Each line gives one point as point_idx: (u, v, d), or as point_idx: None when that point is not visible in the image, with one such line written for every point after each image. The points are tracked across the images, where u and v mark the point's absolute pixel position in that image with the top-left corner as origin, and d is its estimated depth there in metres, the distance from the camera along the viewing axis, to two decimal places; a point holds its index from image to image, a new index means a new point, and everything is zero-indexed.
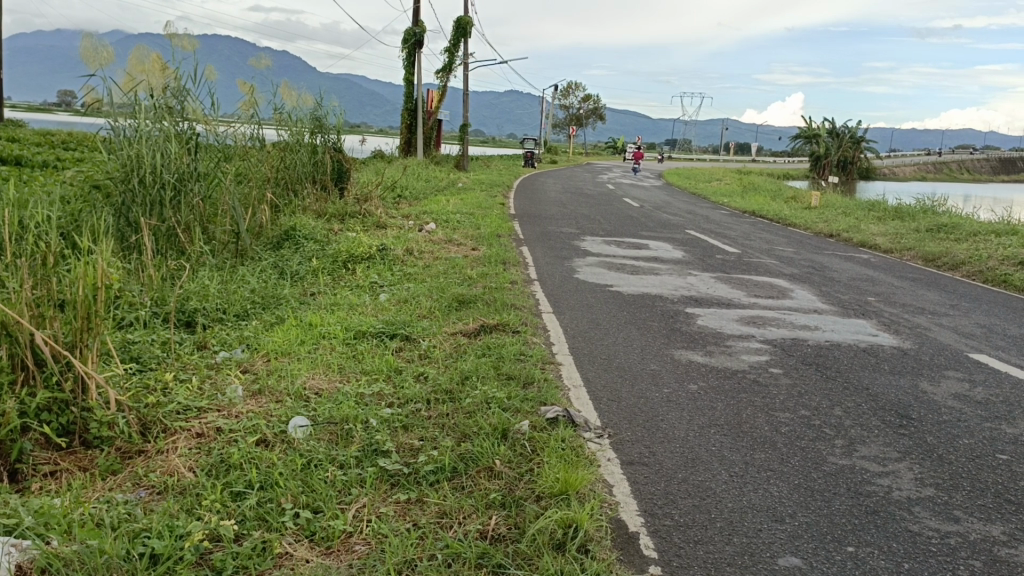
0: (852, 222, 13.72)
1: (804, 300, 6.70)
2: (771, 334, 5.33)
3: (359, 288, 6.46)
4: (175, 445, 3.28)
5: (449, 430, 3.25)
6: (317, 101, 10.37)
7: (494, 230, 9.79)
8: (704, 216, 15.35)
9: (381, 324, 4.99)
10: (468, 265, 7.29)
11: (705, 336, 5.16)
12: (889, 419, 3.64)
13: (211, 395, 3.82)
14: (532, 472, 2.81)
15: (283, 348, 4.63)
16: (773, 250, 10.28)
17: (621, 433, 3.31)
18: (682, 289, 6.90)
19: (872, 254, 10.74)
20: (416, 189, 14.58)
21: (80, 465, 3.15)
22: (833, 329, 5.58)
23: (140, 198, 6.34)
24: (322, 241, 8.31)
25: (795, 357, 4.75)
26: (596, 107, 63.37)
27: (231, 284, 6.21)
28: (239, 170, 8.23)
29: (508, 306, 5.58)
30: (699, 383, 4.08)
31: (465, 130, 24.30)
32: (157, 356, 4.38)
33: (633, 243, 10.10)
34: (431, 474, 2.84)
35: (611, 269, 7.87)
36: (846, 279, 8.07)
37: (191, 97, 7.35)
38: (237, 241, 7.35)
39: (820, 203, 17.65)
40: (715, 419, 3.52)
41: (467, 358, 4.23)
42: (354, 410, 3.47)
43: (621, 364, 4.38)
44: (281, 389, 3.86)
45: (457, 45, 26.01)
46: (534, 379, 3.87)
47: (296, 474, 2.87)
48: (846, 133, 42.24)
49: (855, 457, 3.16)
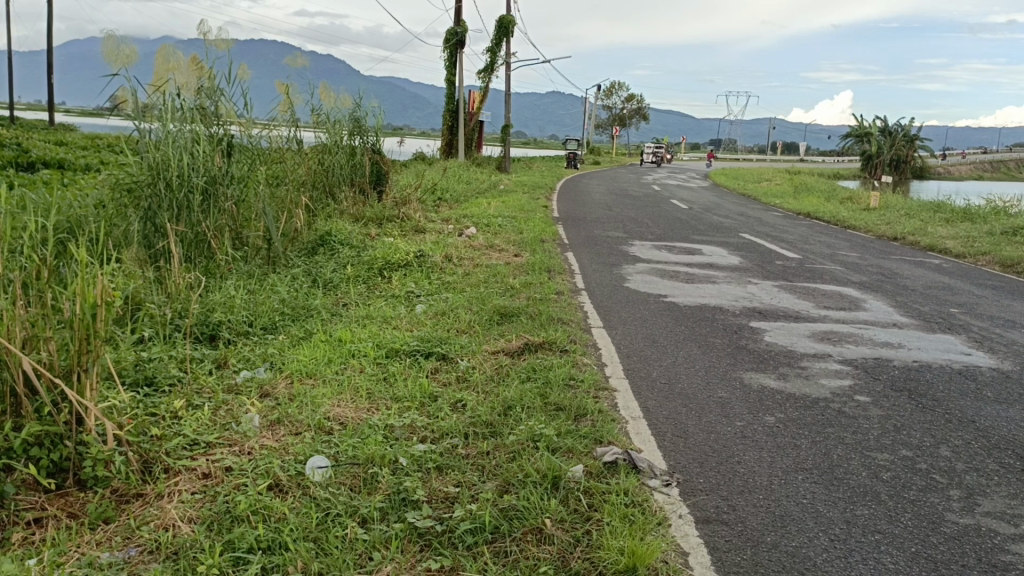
0: (917, 225, 12.99)
1: (880, 312, 6.12)
2: (849, 353, 4.77)
3: (395, 298, 6.05)
4: (177, 488, 2.83)
5: (489, 475, 2.79)
6: (356, 102, 10.02)
7: (537, 235, 9.32)
8: (757, 218, 14.72)
9: (415, 341, 4.53)
10: (511, 273, 6.83)
11: (776, 356, 4.61)
12: (1008, 463, 3.10)
13: (224, 426, 3.38)
14: (590, 536, 2.34)
15: (308, 368, 4.19)
16: (835, 255, 9.65)
17: (692, 479, 2.80)
18: (743, 299, 6.35)
19: (942, 260, 10.05)
20: (456, 192, 14.15)
21: (68, 511, 2.71)
22: (918, 347, 5.00)
23: (167, 202, 5.93)
24: (359, 247, 7.90)
25: (882, 381, 4.19)
26: (640, 108, 62.64)
27: (259, 294, 5.81)
28: (273, 172, 7.87)
29: (555, 320, 5.10)
30: (776, 414, 3.56)
31: (507, 129, 23.79)
32: (170, 377, 3.97)
33: (685, 248, 9.54)
34: (469, 535, 2.37)
35: (663, 277, 7.33)
36: (922, 288, 7.45)
37: (224, 96, 7.01)
38: (269, 248, 6.98)
39: (879, 205, 16.88)
40: (801, 462, 3.01)
41: (511, 383, 3.75)
42: (380, 448, 3.02)
43: (685, 390, 3.87)
44: (302, 420, 3.42)
45: (499, 45, 25.60)
46: (586, 411, 3.38)
47: (309, 532, 2.42)
48: (898, 132, 40.95)
49: (978, 516, 2.64)
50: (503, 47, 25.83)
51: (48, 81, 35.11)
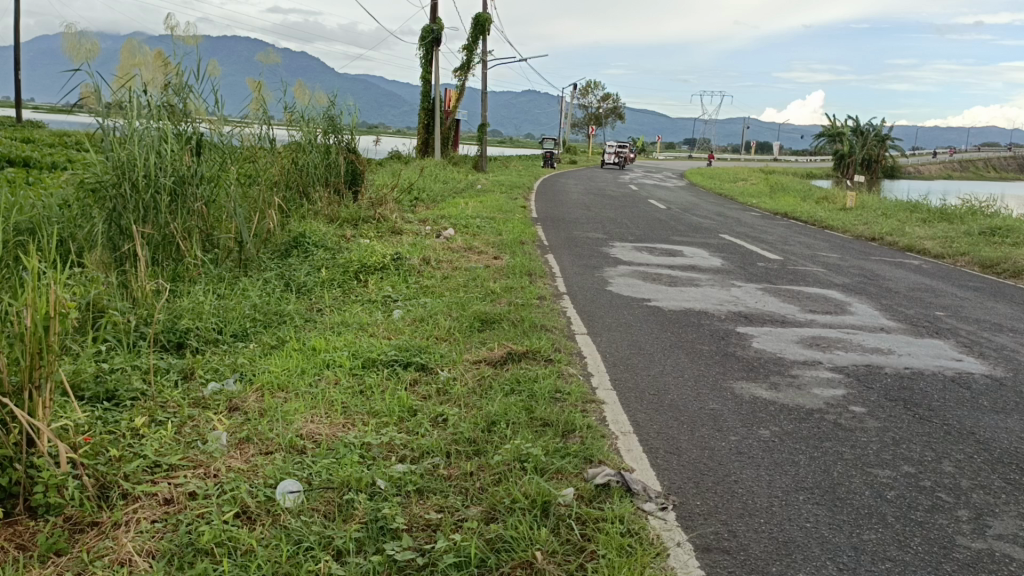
0: (896, 225, 12.99)
1: (866, 316, 6.02)
2: (840, 359, 4.65)
3: (371, 303, 5.85)
4: (137, 516, 2.63)
5: (473, 499, 2.61)
6: (331, 100, 9.82)
7: (517, 236, 9.15)
8: (735, 219, 14.63)
9: (393, 350, 4.34)
10: (491, 276, 6.66)
11: (766, 363, 4.48)
12: (1014, 479, 2.98)
13: (189, 445, 3.18)
14: (585, 570, 2.18)
15: (280, 380, 3.98)
16: (817, 256, 9.57)
17: (689, 501, 2.64)
18: (728, 303, 6.22)
19: (923, 260, 10.00)
20: (432, 192, 13.95)
21: (16, 542, 2.49)
22: (909, 353, 4.88)
23: (133, 204, 5.66)
24: (334, 249, 7.69)
25: (875, 390, 4.06)
26: (616, 106, 62.71)
27: (229, 299, 5.58)
28: (245, 172, 7.63)
29: (537, 328, 4.92)
30: (771, 427, 3.41)
31: (483, 127, 23.55)
32: (132, 391, 3.76)
33: (665, 249, 9.42)
34: (454, 569, 2.19)
35: (646, 279, 7.19)
36: (906, 290, 7.38)
37: (193, 94, 6.77)
38: (241, 250, 6.75)
39: (856, 205, 16.90)
40: (801, 481, 2.86)
41: (494, 396, 3.58)
42: (355, 470, 2.83)
43: (675, 401, 3.71)
44: (273, 438, 3.22)
45: (476, 43, 25.42)
46: (574, 426, 3.21)
47: (280, 566, 2.23)
48: (871, 132, 41.24)
49: (989, 539, 2.51)
50: (479, 45, 25.61)
51: (15, 76, 34.43)
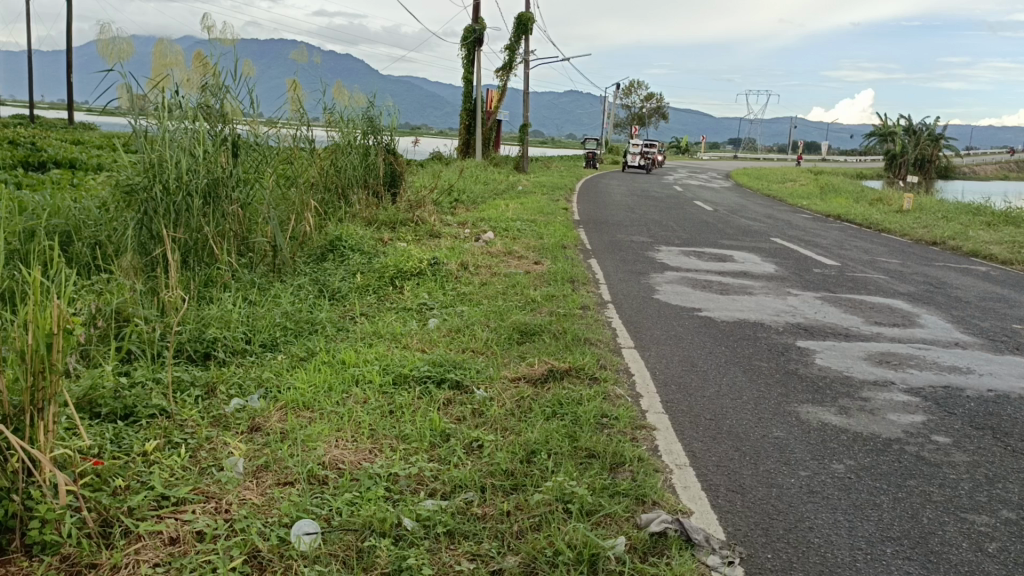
0: (957, 228, 12.42)
1: (937, 329, 5.58)
2: (914, 380, 4.24)
3: (407, 311, 5.58)
4: (139, 560, 2.34)
5: (511, 548, 2.30)
6: (370, 101, 9.57)
7: (558, 240, 8.84)
8: (786, 221, 14.15)
9: (426, 365, 4.04)
10: (532, 283, 6.35)
11: (833, 384, 4.09)
12: None
13: (202, 473, 2.91)
14: None
15: (306, 398, 3.70)
16: (876, 261, 9.11)
17: (758, 554, 2.30)
18: (785, 314, 5.82)
19: (990, 266, 9.47)
20: (473, 194, 13.69)
21: None
22: (990, 373, 4.45)
23: (164, 207, 5.34)
24: (370, 253, 7.44)
25: (958, 416, 3.66)
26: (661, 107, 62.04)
27: (260, 307, 5.32)
28: (281, 173, 7.40)
29: (581, 341, 4.59)
30: (846, 461, 3.04)
31: (525, 128, 23.24)
32: (151, 407, 3.50)
33: (715, 254, 9.02)
34: None
35: (696, 287, 6.81)
36: (976, 300, 6.91)
37: (230, 95, 6.53)
38: (275, 254, 6.50)
39: (912, 207, 16.24)
40: (886, 529, 2.50)
41: (534, 421, 3.27)
42: (379, 508, 2.52)
43: (734, 428, 3.36)
44: (293, 467, 2.93)
45: (518, 43, 25.13)
46: (625, 459, 2.88)
47: None
48: (925, 131, 40.09)
49: None
50: (522, 44, 25.31)
51: (67, 79, 35.02)
